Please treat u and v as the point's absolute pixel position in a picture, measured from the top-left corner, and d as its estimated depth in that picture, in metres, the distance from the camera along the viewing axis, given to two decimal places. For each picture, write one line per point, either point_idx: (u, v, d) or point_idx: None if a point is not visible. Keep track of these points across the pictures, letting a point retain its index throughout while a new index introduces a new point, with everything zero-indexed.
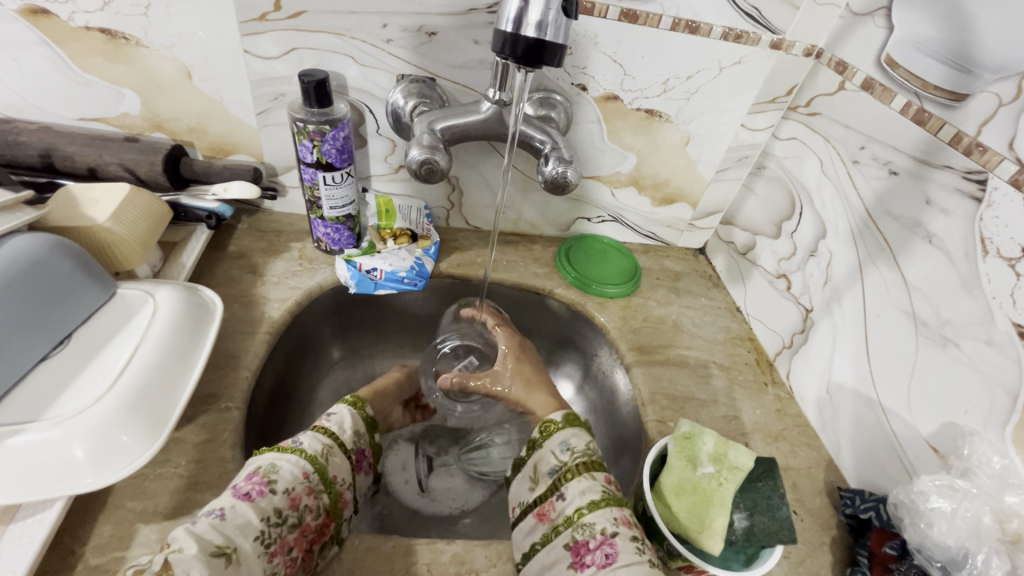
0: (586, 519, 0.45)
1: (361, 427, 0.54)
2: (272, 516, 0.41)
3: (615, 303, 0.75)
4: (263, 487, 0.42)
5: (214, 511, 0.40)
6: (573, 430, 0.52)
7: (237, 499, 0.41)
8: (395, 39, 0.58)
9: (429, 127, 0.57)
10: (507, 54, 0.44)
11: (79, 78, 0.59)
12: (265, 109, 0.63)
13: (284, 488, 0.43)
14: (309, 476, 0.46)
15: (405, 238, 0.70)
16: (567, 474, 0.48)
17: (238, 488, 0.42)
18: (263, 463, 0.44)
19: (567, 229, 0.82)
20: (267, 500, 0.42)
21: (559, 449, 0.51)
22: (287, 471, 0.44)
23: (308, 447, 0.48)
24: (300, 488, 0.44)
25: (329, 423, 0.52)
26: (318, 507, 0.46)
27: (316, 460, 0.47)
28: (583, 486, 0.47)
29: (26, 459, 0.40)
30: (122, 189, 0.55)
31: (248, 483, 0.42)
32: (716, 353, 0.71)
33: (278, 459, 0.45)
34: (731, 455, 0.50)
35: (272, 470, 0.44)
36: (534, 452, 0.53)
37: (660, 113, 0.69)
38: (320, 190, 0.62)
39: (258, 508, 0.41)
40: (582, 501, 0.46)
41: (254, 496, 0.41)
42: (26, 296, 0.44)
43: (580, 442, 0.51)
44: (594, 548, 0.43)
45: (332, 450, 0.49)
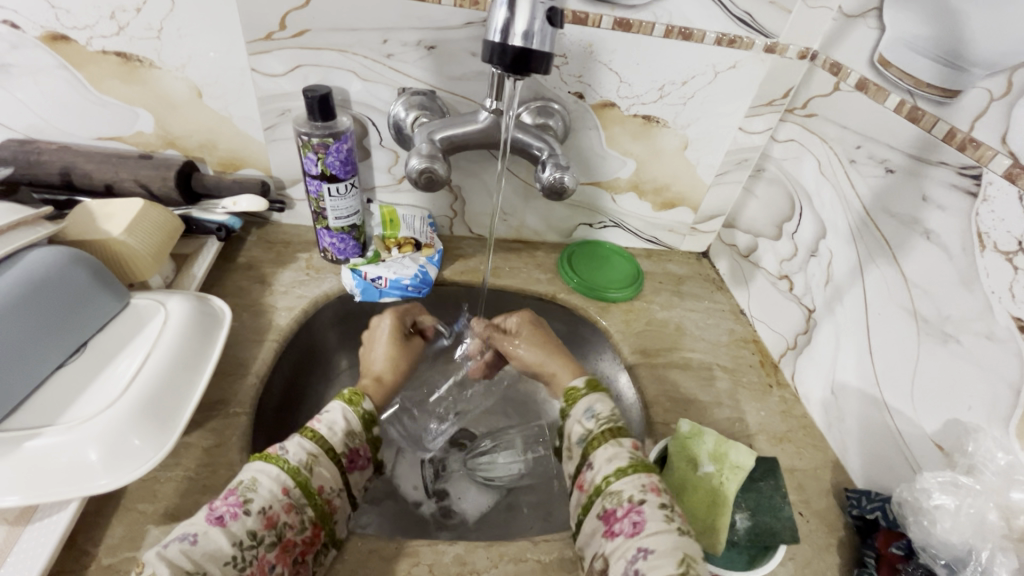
0: (614, 486, 0.44)
1: (355, 426, 0.50)
2: (246, 538, 0.39)
3: (618, 307, 0.75)
4: (237, 509, 0.40)
5: (187, 535, 0.38)
6: (596, 396, 0.53)
7: (209, 523, 0.39)
8: (396, 54, 0.61)
9: (428, 136, 0.58)
10: (496, 63, 0.45)
11: (97, 99, 0.62)
12: (272, 124, 0.65)
13: (259, 506, 0.41)
14: (289, 490, 0.43)
15: (410, 246, 0.73)
16: (594, 441, 0.49)
17: (211, 510, 0.39)
18: (243, 477, 0.42)
19: (569, 235, 0.83)
20: (241, 523, 0.39)
21: (585, 416, 0.51)
22: (264, 486, 0.42)
23: (293, 457, 0.44)
24: (278, 506, 0.41)
25: (319, 425, 0.48)
26: (302, 522, 0.43)
27: (298, 472, 0.44)
28: (610, 454, 0.47)
29: (43, 461, 0.42)
30: (135, 204, 0.57)
31: (223, 504, 0.40)
32: (720, 355, 0.71)
33: (259, 474, 0.42)
34: (731, 454, 0.50)
35: (249, 488, 0.41)
36: (566, 422, 0.54)
37: (658, 119, 0.70)
38: (325, 202, 0.64)
39: (230, 533, 0.39)
40: (609, 469, 0.46)
41: (227, 517, 0.39)
42: (46, 306, 0.46)
43: (603, 409, 0.52)
44: (622, 517, 0.42)
45: (319, 458, 0.46)
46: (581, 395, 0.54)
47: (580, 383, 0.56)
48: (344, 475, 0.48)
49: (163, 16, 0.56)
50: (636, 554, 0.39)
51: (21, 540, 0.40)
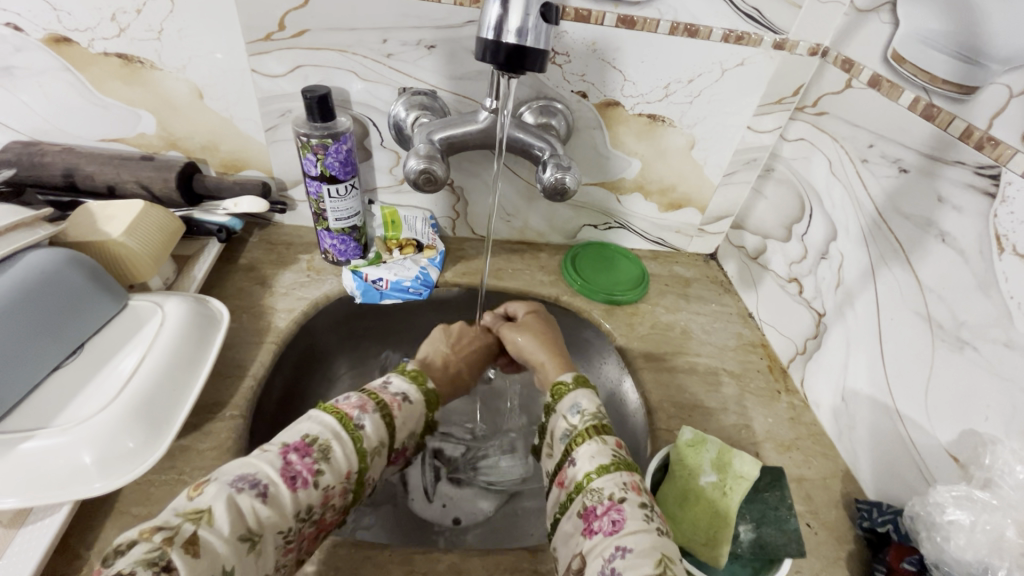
0: (595, 484, 0.44)
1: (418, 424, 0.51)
2: (302, 510, 0.39)
3: (622, 310, 0.74)
4: (309, 476, 0.40)
5: (258, 485, 0.38)
6: (582, 392, 0.53)
7: (283, 480, 0.39)
8: (395, 54, 0.60)
9: (428, 137, 0.57)
10: (489, 61, 0.44)
11: (100, 101, 0.62)
12: (272, 125, 0.65)
13: (327, 483, 0.41)
14: (351, 474, 0.43)
15: (411, 247, 0.72)
16: (578, 437, 0.48)
17: (288, 468, 0.40)
18: (320, 438, 0.42)
19: (574, 237, 0.82)
20: (306, 492, 0.40)
21: (570, 412, 0.51)
22: (337, 461, 0.42)
23: (367, 437, 0.45)
24: (338, 489, 0.42)
25: (397, 412, 0.48)
26: (342, 507, 0.43)
27: (365, 458, 0.44)
28: (592, 450, 0.46)
29: (36, 462, 0.42)
30: (136, 205, 0.57)
31: (300, 463, 0.40)
32: (727, 360, 0.69)
33: (336, 443, 0.43)
34: (734, 464, 0.48)
35: (325, 457, 0.41)
36: (551, 417, 0.53)
37: (663, 118, 0.68)
38: (325, 203, 0.64)
39: (295, 498, 0.39)
40: (591, 466, 0.46)
41: (299, 483, 0.40)
42: (43, 307, 0.46)
43: (589, 406, 0.51)
44: (602, 515, 0.42)
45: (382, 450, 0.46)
46: (568, 390, 0.53)
47: (566, 378, 0.55)
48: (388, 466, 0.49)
49: (162, 17, 0.56)
50: (614, 553, 0.39)
51: (15, 542, 0.40)
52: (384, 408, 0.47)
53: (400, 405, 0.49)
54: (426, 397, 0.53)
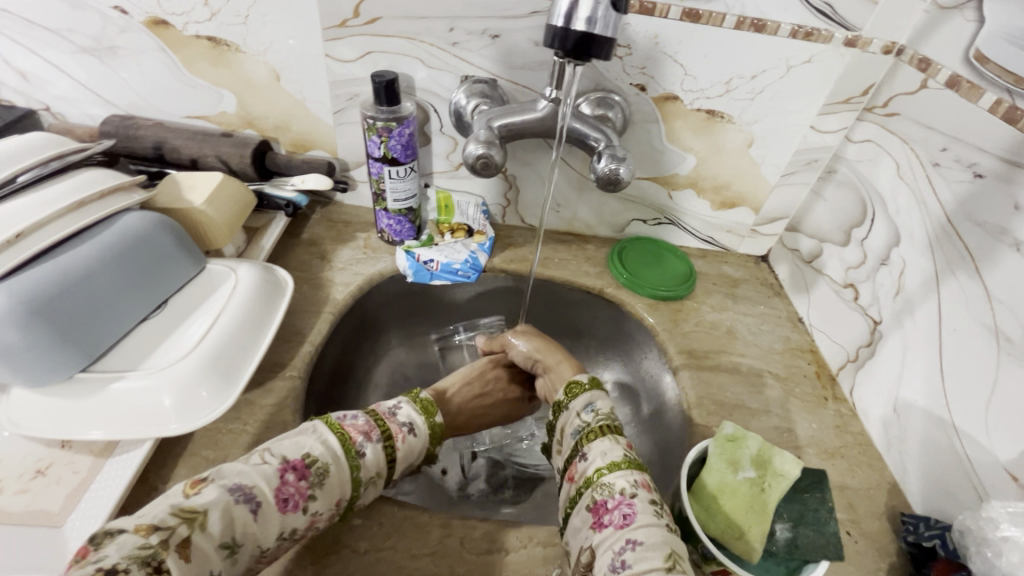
0: (606, 479, 0.45)
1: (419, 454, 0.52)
2: (288, 530, 0.41)
3: (666, 306, 0.74)
4: (300, 501, 0.42)
5: (251, 500, 0.39)
6: (597, 393, 0.54)
7: (276, 500, 0.40)
8: (461, 42, 0.62)
9: (487, 123, 0.59)
10: (556, 48, 0.45)
11: (188, 80, 0.67)
12: (341, 108, 0.68)
13: (314, 509, 0.42)
14: (340, 501, 0.44)
15: (462, 232, 0.75)
16: (589, 434, 0.50)
17: (282, 490, 0.41)
18: (320, 462, 0.44)
19: (622, 231, 0.82)
20: (296, 515, 0.41)
21: (585, 411, 0.53)
22: (330, 488, 0.44)
23: (365, 464, 0.46)
24: (325, 515, 0.43)
25: (400, 442, 0.50)
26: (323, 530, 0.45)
27: (357, 486, 0.46)
28: (604, 447, 0.48)
29: (125, 402, 0.46)
30: (215, 177, 0.62)
31: (294, 487, 0.42)
32: (773, 362, 0.68)
33: (333, 467, 0.44)
34: (775, 461, 0.48)
35: (320, 483, 0.43)
36: (560, 414, 0.55)
37: (722, 114, 0.68)
38: (385, 184, 0.67)
39: (284, 520, 0.41)
40: (602, 462, 0.47)
41: (289, 505, 0.41)
42: (134, 265, 0.51)
43: (603, 406, 0.53)
44: (613, 509, 0.43)
45: (377, 480, 0.48)
46: (583, 390, 0.55)
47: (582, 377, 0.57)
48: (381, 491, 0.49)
49: (249, 4, 0.61)
50: (624, 546, 0.40)
51: (104, 471, 0.45)
52: (388, 439, 0.49)
53: (404, 437, 0.50)
54: (431, 431, 0.54)
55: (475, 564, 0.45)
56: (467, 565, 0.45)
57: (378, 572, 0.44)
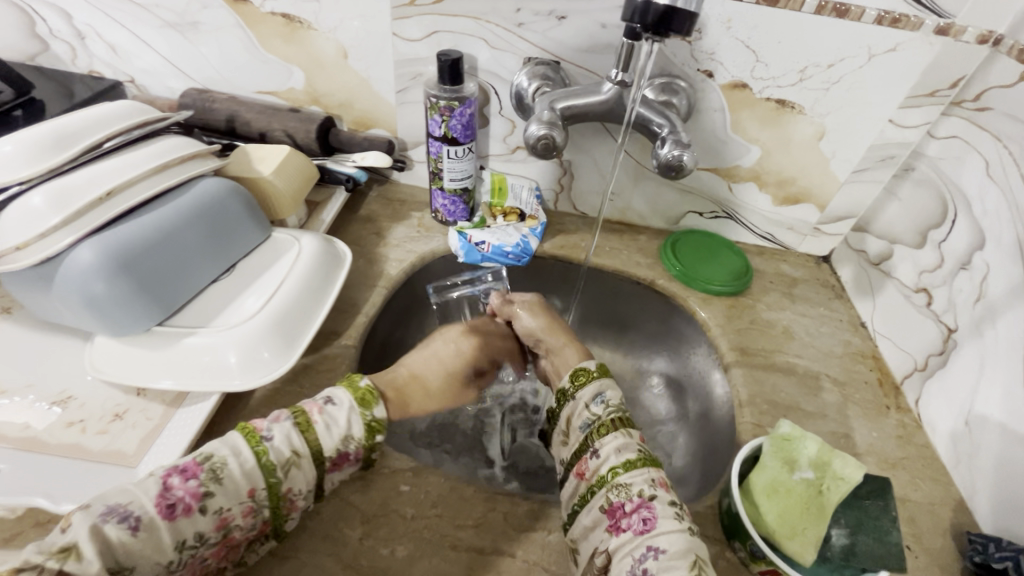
0: (621, 479, 0.44)
1: (353, 431, 0.45)
2: (190, 538, 0.37)
3: (720, 301, 0.72)
4: (192, 504, 0.37)
5: (127, 519, 0.35)
6: (605, 382, 0.52)
7: (160, 512, 0.36)
8: (527, 23, 0.62)
9: (550, 105, 0.59)
10: (636, 23, 0.45)
11: (261, 56, 0.70)
12: (404, 87, 0.70)
13: (216, 507, 0.38)
14: (254, 491, 0.40)
15: (514, 216, 0.74)
16: (601, 428, 0.48)
17: (165, 497, 0.37)
18: (213, 458, 0.39)
19: (676, 223, 0.80)
20: (191, 521, 0.37)
21: (594, 402, 0.51)
22: (231, 482, 0.39)
23: (275, 449, 0.41)
24: (236, 509, 0.39)
25: (317, 417, 0.44)
26: (254, 524, 0.40)
27: (273, 472, 0.41)
28: (619, 444, 0.47)
29: (196, 357, 0.49)
30: (283, 150, 0.64)
31: (181, 491, 0.37)
32: (831, 366, 0.65)
33: (232, 459, 0.40)
34: (835, 464, 0.46)
35: (215, 479, 0.39)
36: (565, 402, 0.53)
37: (793, 104, 0.65)
38: (443, 163, 0.68)
39: (176, 528, 0.37)
40: (616, 460, 0.46)
41: (178, 513, 0.37)
42: (208, 229, 0.54)
43: (614, 398, 0.51)
44: (631, 513, 0.42)
45: (300, 462, 0.42)
46: (592, 378, 0.52)
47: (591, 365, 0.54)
48: (321, 476, 0.43)
49: None
50: (646, 553, 0.40)
51: (174, 419, 0.48)
52: (299, 415, 0.44)
53: (320, 409, 0.45)
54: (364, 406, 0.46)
55: (517, 540, 0.45)
56: (510, 541, 0.45)
57: (421, 539, 0.45)
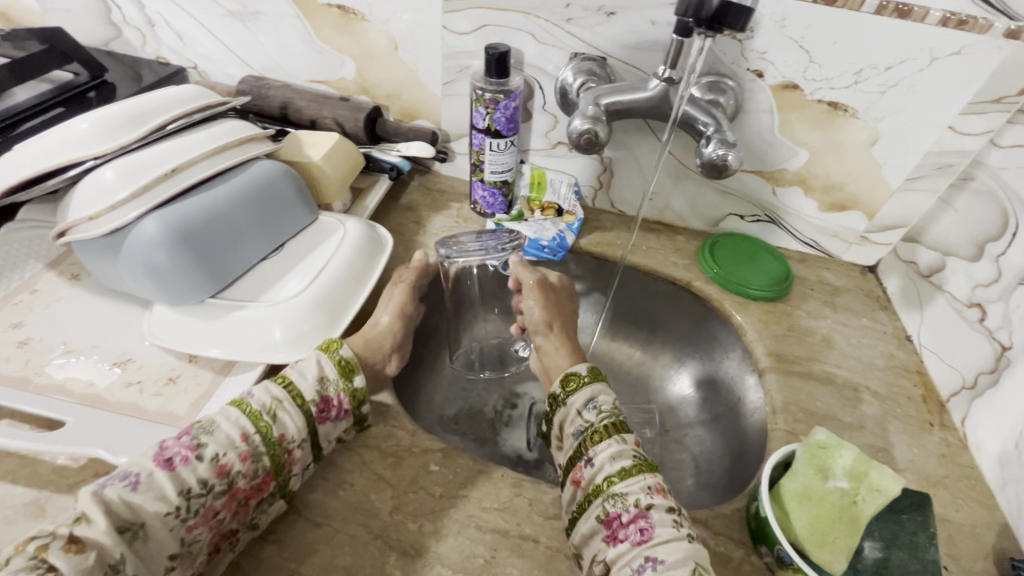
0: (618, 489, 0.44)
1: (329, 374, 0.48)
2: (193, 485, 0.39)
3: (758, 306, 0.70)
4: (187, 453, 0.40)
5: (128, 476, 0.38)
6: (597, 386, 0.51)
7: (158, 465, 0.39)
8: (575, 18, 0.62)
9: (594, 100, 0.59)
10: (689, 17, 0.45)
11: (316, 46, 0.73)
12: (450, 80, 0.71)
13: (212, 455, 0.40)
14: (246, 437, 0.42)
15: (552, 211, 0.75)
16: (594, 436, 0.48)
17: (161, 451, 0.39)
18: (203, 419, 0.42)
19: (715, 225, 0.78)
20: (190, 469, 0.39)
21: (586, 407, 0.50)
22: (221, 432, 0.42)
23: (257, 400, 0.44)
24: (232, 454, 0.41)
25: (292, 371, 0.47)
26: (255, 471, 0.42)
27: (259, 419, 0.43)
28: (612, 451, 0.46)
29: (244, 330, 0.52)
30: (333, 137, 0.67)
31: (174, 445, 0.40)
32: (872, 378, 0.63)
33: (219, 415, 0.43)
34: (872, 476, 0.44)
35: (205, 431, 0.41)
36: (558, 408, 0.52)
37: (845, 107, 0.63)
38: (485, 155, 0.69)
39: (178, 478, 0.39)
40: (612, 469, 0.45)
41: (176, 463, 0.39)
42: (260, 209, 0.56)
43: (606, 402, 0.50)
44: (628, 523, 0.42)
45: (283, 405, 0.45)
46: (582, 384, 0.52)
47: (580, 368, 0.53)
48: (312, 424, 0.46)
49: None
50: (644, 564, 0.39)
51: (223, 387, 0.51)
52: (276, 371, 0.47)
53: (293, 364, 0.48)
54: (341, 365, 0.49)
55: (541, 527, 0.46)
56: (534, 526, 0.46)
57: (447, 518, 0.46)
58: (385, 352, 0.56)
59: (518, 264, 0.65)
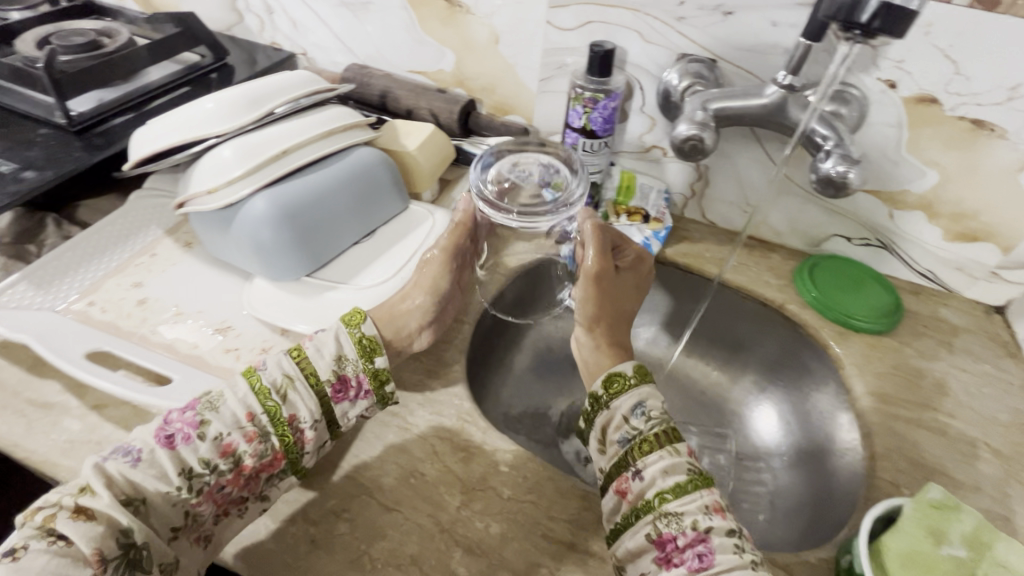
0: (671, 507, 0.41)
1: (347, 353, 0.48)
2: (194, 465, 0.40)
3: (860, 339, 0.64)
4: (189, 431, 0.41)
5: (131, 452, 0.40)
6: (646, 390, 0.48)
7: (160, 442, 0.40)
8: (687, 17, 0.59)
9: (702, 105, 0.56)
10: (838, 19, 0.42)
11: (418, 37, 0.74)
12: (548, 76, 0.70)
13: (215, 434, 0.41)
14: (251, 417, 0.43)
15: (638, 217, 0.72)
16: (642, 446, 0.44)
17: (164, 428, 0.41)
18: (210, 394, 0.44)
19: (816, 245, 0.73)
20: (191, 448, 0.41)
21: (633, 413, 0.46)
22: (226, 410, 0.43)
23: (267, 378, 0.45)
24: (236, 434, 0.42)
25: (308, 346, 0.47)
26: (262, 449, 0.43)
27: (268, 397, 0.44)
28: (665, 466, 0.43)
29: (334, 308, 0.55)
30: (427, 127, 0.68)
31: (178, 422, 0.41)
32: (992, 435, 0.56)
33: (225, 394, 0.43)
34: (996, 548, 0.40)
35: (210, 409, 0.42)
36: (600, 411, 0.48)
37: (993, 126, 0.55)
38: (576, 155, 0.68)
39: (178, 456, 0.40)
40: (664, 485, 0.42)
41: (177, 441, 0.41)
42: (358, 195, 0.59)
43: (654, 406, 0.47)
44: (684, 548, 0.39)
45: (295, 385, 0.45)
46: (629, 387, 0.48)
47: (626, 369, 0.49)
48: (325, 405, 0.46)
49: None
50: None
51: None
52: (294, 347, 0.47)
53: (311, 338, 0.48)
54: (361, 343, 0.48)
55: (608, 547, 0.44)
56: (601, 544, 0.44)
57: (513, 521, 0.45)
58: (414, 329, 0.53)
59: (596, 230, 0.55)
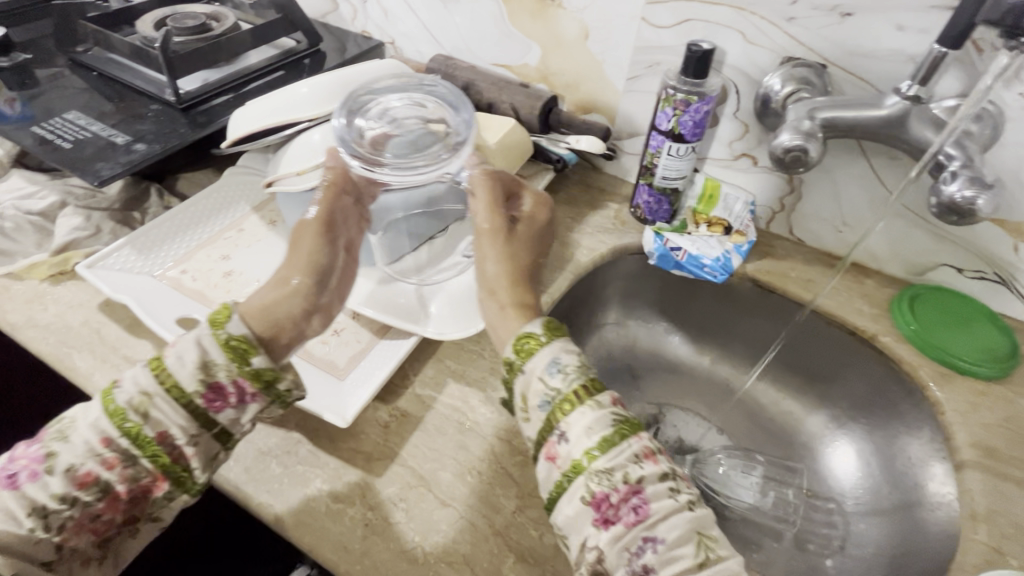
0: (601, 464, 0.36)
1: (216, 358, 0.38)
2: (47, 503, 0.35)
3: (965, 382, 0.58)
4: (34, 467, 0.36)
5: None
6: (560, 346, 0.41)
7: (3, 483, 0.36)
8: (799, 17, 0.55)
9: (809, 113, 0.51)
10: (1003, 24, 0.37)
11: (506, 30, 0.73)
12: (637, 75, 0.67)
13: (66, 466, 0.36)
14: (104, 445, 0.36)
15: (720, 228, 0.68)
16: (563, 406, 0.38)
17: (6, 468, 0.36)
18: (64, 420, 0.38)
19: (919, 274, 0.66)
20: (39, 485, 0.35)
21: (547, 372, 0.40)
22: (76, 438, 0.36)
23: (124, 398, 0.37)
24: (90, 464, 0.36)
25: (171, 356, 0.38)
26: (130, 475, 0.37)
27: (125, 418, 0.36)
28: (587, 424, 0.37)
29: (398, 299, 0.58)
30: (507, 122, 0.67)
31: (23, 459, 0.36)
32: None
33: (74, 423, 0.37)
34: None
35: (59, 439, 0.36)
36: (516, 378, 0.42)
37: None
38: (659, 159, 0.64)
39: (26, 496, 0.35)
40: (590, 442, 0.37)
41: (23, 479, 0.36)
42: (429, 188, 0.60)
43: (571, 359, 0.41)
44: (619, 504, 0.35)
45: (156, 401, 0.37)
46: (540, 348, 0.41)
47: (535, 329, 0.43)
48: (198, 419, 0.38)
49: None
50: (644, 548, 0.34)
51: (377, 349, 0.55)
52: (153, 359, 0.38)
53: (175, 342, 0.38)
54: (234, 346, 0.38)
55: None
56: None
57: None
58: (299, 314, 0.42)
59: (486, 179, 0.51)
